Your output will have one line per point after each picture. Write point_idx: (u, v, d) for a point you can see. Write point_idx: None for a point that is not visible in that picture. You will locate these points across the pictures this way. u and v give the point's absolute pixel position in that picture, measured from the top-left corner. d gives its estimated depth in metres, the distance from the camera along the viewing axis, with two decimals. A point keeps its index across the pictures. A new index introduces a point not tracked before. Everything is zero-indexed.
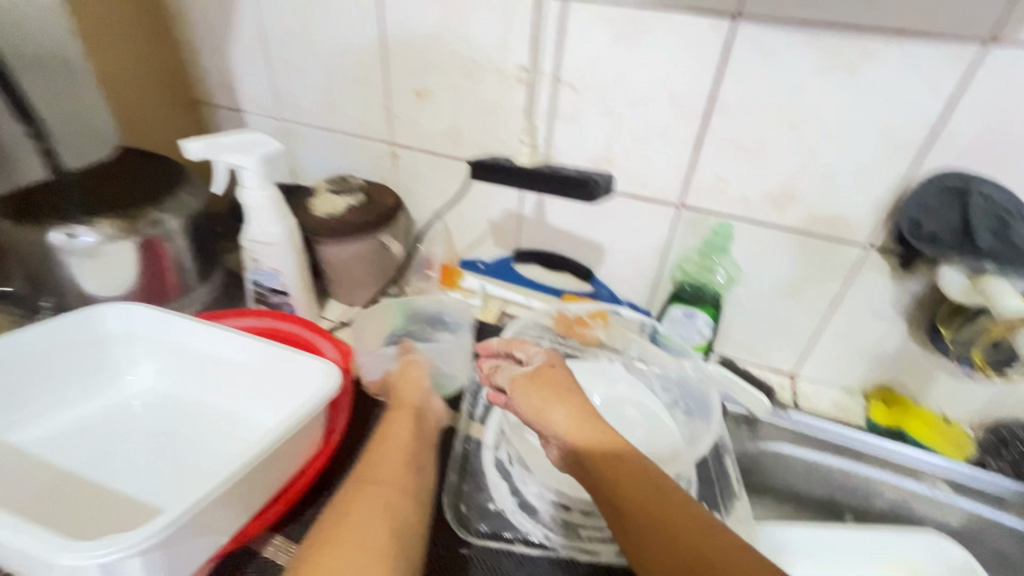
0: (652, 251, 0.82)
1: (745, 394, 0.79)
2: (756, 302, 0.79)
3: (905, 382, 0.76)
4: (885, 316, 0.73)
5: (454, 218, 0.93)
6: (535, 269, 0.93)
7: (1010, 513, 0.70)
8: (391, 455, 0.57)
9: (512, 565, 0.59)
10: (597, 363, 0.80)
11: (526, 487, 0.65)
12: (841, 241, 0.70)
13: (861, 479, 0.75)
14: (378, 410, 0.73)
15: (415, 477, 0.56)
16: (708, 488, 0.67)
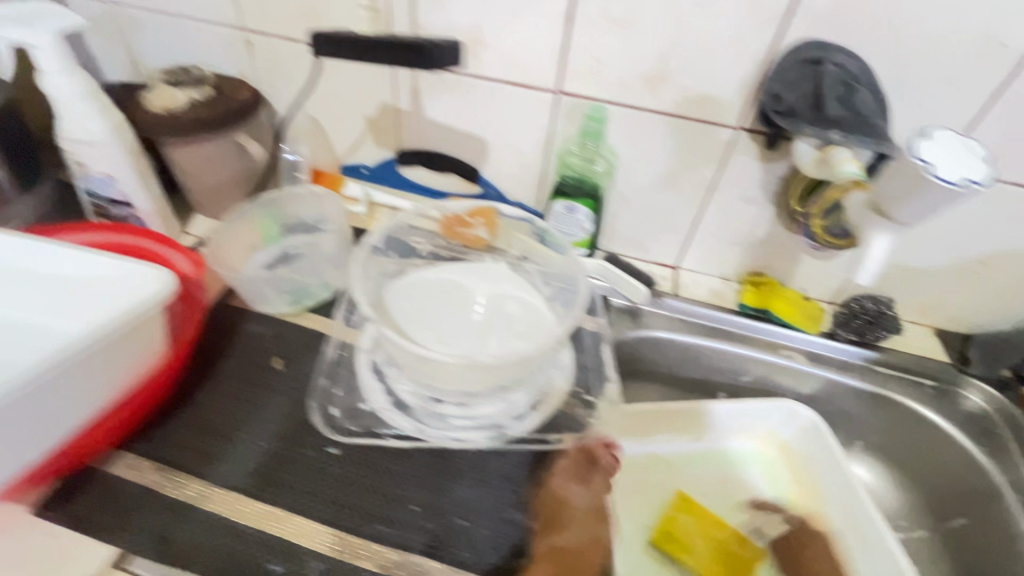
0: (534, 144, 0.78)
1: (626, 286, 0.79)
2: (637, 194, 0.78)
3: (774, 266, 0.80)
4: (755, 201, 0.74)
5: (327, 117, 0.84)
6: (420, 172, 0.87)
7: (854, 376, 0.77)
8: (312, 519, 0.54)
9: (381, 459, 0.59)
10: (481, 263, 0.78)
11: (399, 385, 0.64)
12: (713, 124, 0.69)
13: (730, 358, 0.80)
14: (245, 322, 0.69)
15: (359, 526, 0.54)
16: (584, 374, 0.70)
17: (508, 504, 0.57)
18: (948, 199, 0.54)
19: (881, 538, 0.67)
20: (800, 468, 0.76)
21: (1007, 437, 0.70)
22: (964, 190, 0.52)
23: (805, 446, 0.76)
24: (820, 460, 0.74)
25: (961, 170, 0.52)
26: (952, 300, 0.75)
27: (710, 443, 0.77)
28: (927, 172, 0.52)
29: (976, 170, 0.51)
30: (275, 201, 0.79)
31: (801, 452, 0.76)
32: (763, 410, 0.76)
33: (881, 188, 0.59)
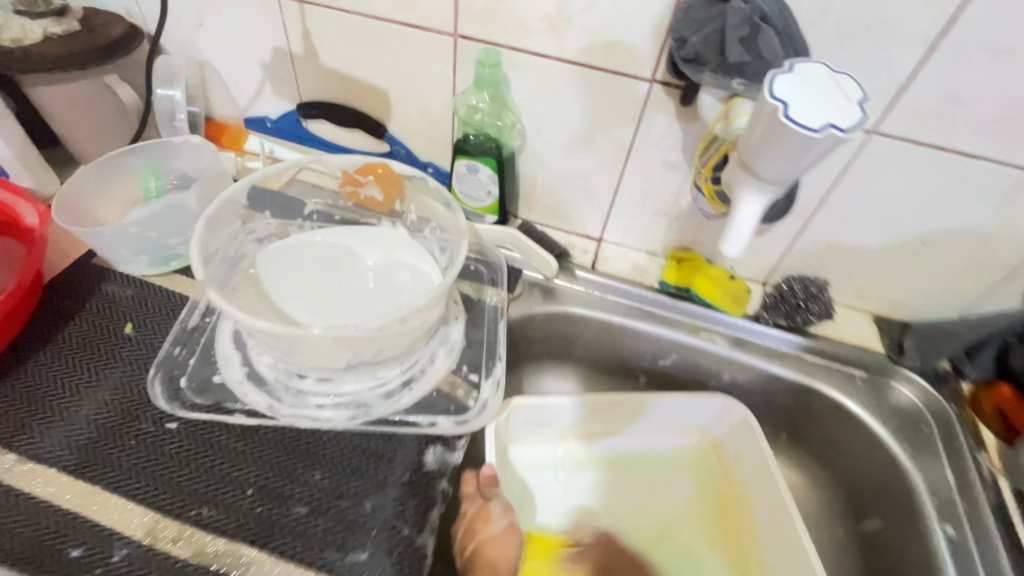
0: (438, 97, 0.70)
1: (536, 258, 0.73)
2: (552, 157, 0.70)
3: (701, 242, 0.72)
4: (677, 168, 0.66)
5: (220, 62, 0.76)
6: (324, 126, 0.80)
7: (778, 364, 0.70)
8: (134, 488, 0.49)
9: (227, 437, 0.54)
10: (377, 228, 0.71)
11: (257, 357, 0.58)
12: (625, 76, 0.60)
13: (651, 340, 0.73)
14: (105, 283, 0.63)
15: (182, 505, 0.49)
16: (473, 351, 0.64)
17: (359, 492, 0.52)
18: (804, 154, 0.37)
19: (800, 544, 0.62)
20: (731, 467, 0.72)
21: (933, 433, 0.64)
22: (824, 139, 0.35)
23: (736, 444, 0.72)
24: (749, 460, 0.70)
25: (825, 115, 0.36)
26: (891, 282, 0.68)
27: (637, 438, 0.74)
28: (776, 113, 0.36)
29: (843, 114, 0.36)
30: (155, 151, 0.71)
31: (732, 451, 0.72)
32: (692, 405, 0.72)
33: (744, 137, 0.41)
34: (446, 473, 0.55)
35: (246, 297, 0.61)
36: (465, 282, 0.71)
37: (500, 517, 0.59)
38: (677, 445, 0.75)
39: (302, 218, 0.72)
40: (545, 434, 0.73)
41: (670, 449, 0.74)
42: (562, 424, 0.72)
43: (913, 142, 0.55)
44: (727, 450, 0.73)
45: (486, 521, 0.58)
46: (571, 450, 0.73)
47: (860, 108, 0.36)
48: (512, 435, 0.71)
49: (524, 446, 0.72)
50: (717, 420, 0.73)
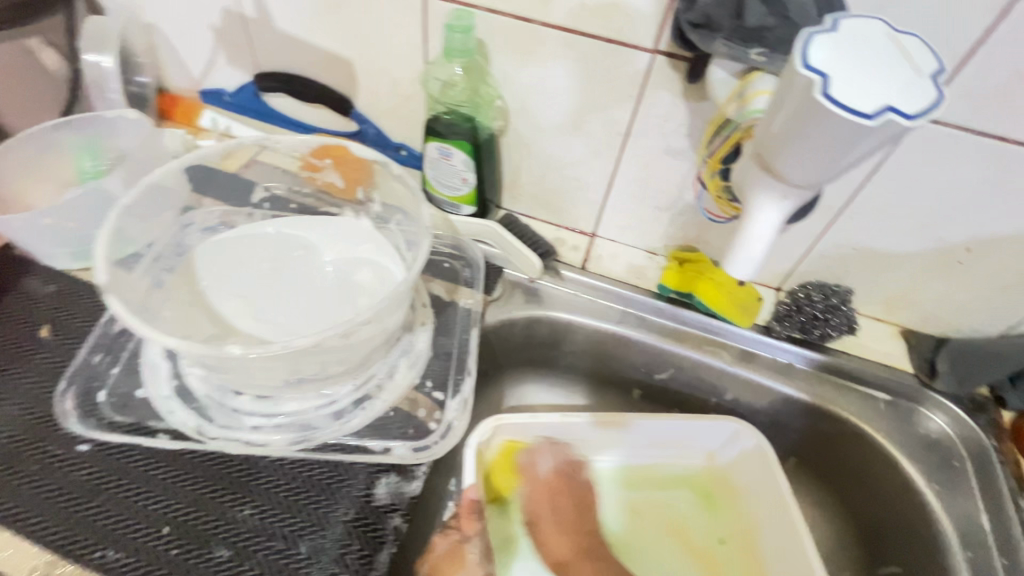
0: (408, 68, 0.61)
1: (518, 256, 0.65)
2: (538, 141, 0.61)
3: (708, 241, 0.63)
4: (681, 157, 0.57)
5: (166, 25, 0.67)
6: (286, 102, 0.71)
7: (789, 384, 0.62)
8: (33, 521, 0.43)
9: (146, 463, 0.47)
10: (338, 218, 0.62)
11: (189, 369, 0.50)
12: (623, 45, 0.50)
13: (647, 351, 0.65)
14: (26, 277, 0.56)
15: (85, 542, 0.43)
16: (441, 363, 0.56)
17: (296, 530, 0.45)
18: (845, 147, 0.28)
19: None
20: (743, 501, 0.64)
21: (966, 469, 0.56)
22: (878, 126, 0.26)
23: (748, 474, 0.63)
24: (764, 493, 0.62)
25: (881, 94, 0.27)
26: (926, 294, 0.59)
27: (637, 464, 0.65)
28: (812, 88, 0.27)
29: (900, 93, 0.27)
30: (89, 129, 0.63)
31: (745, 483, 0.64)
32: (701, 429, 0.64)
33: (763, 123, 0.32)
34: (400, 507, 0.48)
35: (181, 299, 0.53)
36: (436, 281, 0.62)
37: (476, 565, 0.53)
38: (682, 474, 0.66)
39: (252, 206, 0.64)
40: (539, 452, 0.64)
41: (674, 476, 0.66)
42: (556, 444, 0.64)
43: (967, 130, 0.46)
44: (738, 480, 0.64)
45: (458, 566, 0.53)
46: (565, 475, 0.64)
47: (934, 79, 0.27)
48: (498, 453, 0.63)
49: (511, 465, 0.64)
50: (730, 446, 0.65)
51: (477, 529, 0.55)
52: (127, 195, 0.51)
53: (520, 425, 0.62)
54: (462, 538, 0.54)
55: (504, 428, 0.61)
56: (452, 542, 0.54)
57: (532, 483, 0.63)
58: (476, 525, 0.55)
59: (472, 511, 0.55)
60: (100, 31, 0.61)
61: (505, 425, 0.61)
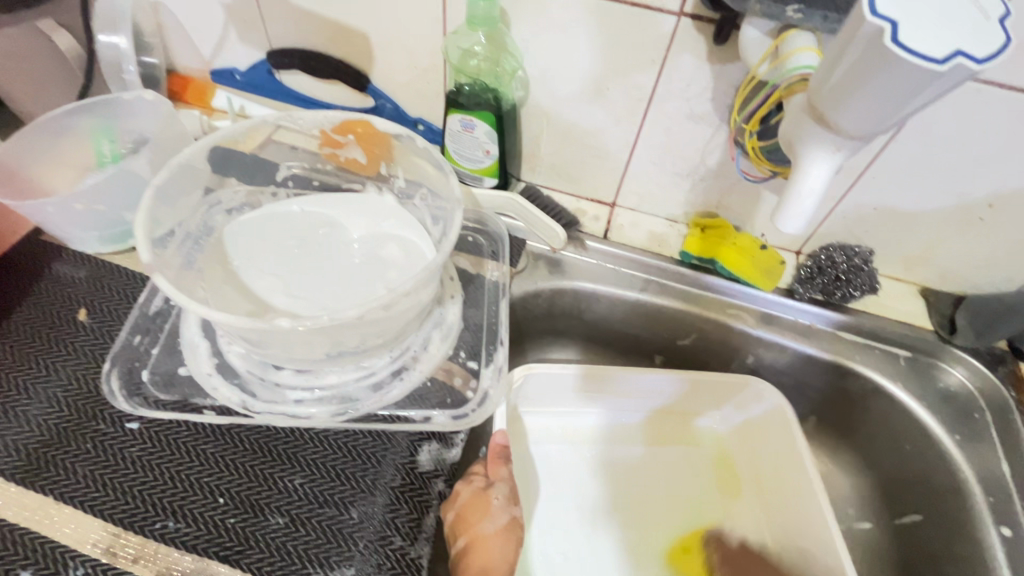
0: (426, 40, 0.60)
1: (541, 227, 0.65)
2: (560, 110, 0.61)
3: (729, 207, 0.64)
4: (705, 122, 0.57)
5: (175, 4, 0.66)
6: (300, 80, 0.70)
7: (812, 345, 0.63)
8: (92, 497, 0.44)
9: (195, 438, 0.48)
10: (363, 195, 0.63)
11: (228, 347, 0.51)
12: (648, 8, 0.50)
13: (670, 316, 0.66)
14: (58, 263, 0.56)
15: (146, 514, 0.44)
16: (472, 334, 0.57)
17: (345, 497, 0.47)
18: (911, 96, 0.28)
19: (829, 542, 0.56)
20: (757, 460, 0.66)
21: (985, 420, 0.58)
22: (947, 73, 0.26)
23: (766, 435, 0.65)
24: (779, 450, 0.64)
25: (950, 36, 0.27)
26: (945, 251, 0.60)
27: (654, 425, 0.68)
28: (883, 36, 0.26)
29: (969, 33, 0.27)
30: (105, 113, 0.63)
31: (760, 443, 0.66)
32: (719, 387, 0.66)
33: (818, 73, 0.32)
34: (443, 473, 0.50)
35: (213, 278, 0.54)
36: (462, 255, 0.63)
37: (500, 509, 0.51)
38: (699, 432, 0.68)
39: (275, 185, 0.64)
40: (564, 402, 0.67)
41: (690, 434, 0.68)
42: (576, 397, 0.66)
43: (995, 85, 0.46)
44: (755, 439, 0.66)
45: (484, 513, 0.50)
46: (582, 427, 0.67)
47: (1001, 22, 0.27)
48: (523, 399, 0.65)
49: (536, 414, 0.67)
50: (749, 405, 0.66)
51: (503, 475, 0.53)
52: (158, 175, 0.51)
53: (545, 377, 0.64)
54: (486, 486, 0.52)
55: (534, 376, 0.63)
56: (476, 489, 0.51)
57: (556, 436, 0.66)
58: (502, 471, 0.53)
59: (500, 457, 0.54)
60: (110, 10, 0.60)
61: (535, 373, 0.63)
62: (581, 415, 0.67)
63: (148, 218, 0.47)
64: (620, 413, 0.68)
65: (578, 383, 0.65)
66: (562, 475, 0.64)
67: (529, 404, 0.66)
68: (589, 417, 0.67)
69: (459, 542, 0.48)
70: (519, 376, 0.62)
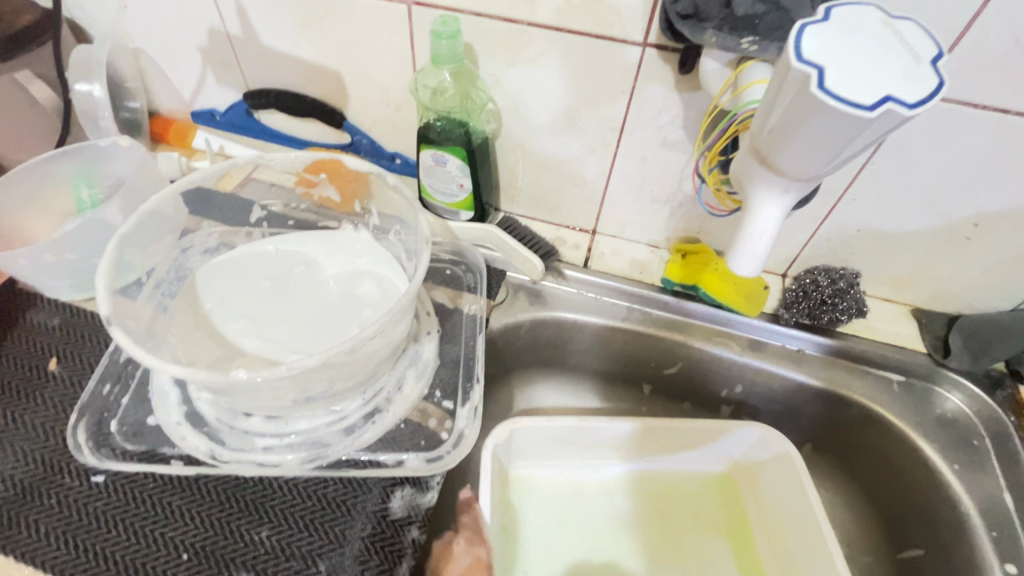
0: (397, 76, 0.60)
1: (519, 258, 0.64)
2: (533, 141, 0.61)
3: (710, 232, 0.63)
4: (679, 148, 0.56)
5: (153, 49, 0.67)
6: (278, 119, 0.70)
7: (801, 371, 0.61)
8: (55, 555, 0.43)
9: (162, 490, 0.47)
10: (338, 232, 0.62)
11: (197, 394, 0.50)
12: (612, 40, 0.50)
13: (655, 346, 0.64)
14: (32, 311, 0.56)
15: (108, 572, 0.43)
16: (448, 371, 0.55)
17: (314, 549, 0.46)
18: (845, 141, 0.28)
19: None
20: (764, 509, 0.63)
21: (985, 448, 0.56)
22: (877, 119, 0.26)
23: (774, 484, 0.62)
24: (787, 499, 0.61)
25: (881, 82, 0.26)
26: (934, 272, 0.58)
27: (652, 476, 0.66)
28: (809, 82, 0.26)
29: (901, 77, 0.26)
30: (84, 161, 0.63)
31: (766, 491, 0.63)
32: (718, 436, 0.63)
33: (759, 117, 0.32)
34: (416, 519, 0.48)
35: (184, 323, 0.53)
36: (440, 288, 0.62)
37: (462, 554, 0.50)
38: (699, 479, 0.66)
39: (250, 226, 0.64)
40: (562, 452, 0.65)
41: (692, 483, 0.66)
42: (567, 449, 0.65)
43: (967, 105, 0.45)
44: (762, 487, 0.64)
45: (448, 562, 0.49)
46: (573, 478, 0.65)
47: (934, 65, 0.26)
48: (514, 454, 0.64)
49: (529, 466, 0.65)
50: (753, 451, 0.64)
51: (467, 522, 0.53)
52: (125, 224, 0.51)
53: (536, 430, 0.62)
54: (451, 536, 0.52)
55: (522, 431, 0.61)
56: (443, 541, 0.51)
57: (552, 488, 0.64)
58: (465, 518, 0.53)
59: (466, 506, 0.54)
60: (86, 60, 0.61)
61: (524, 428, 0.61)
62: (582, 468, 0.65)
63: (113, 264, 0.47)
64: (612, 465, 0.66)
65: (569, 434, 0.63)
66: (560, 530, 0.62)
67: (520, 455, 0.64)
68: (589, 467, 0.66)
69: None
70: (506, 431, 0.61)
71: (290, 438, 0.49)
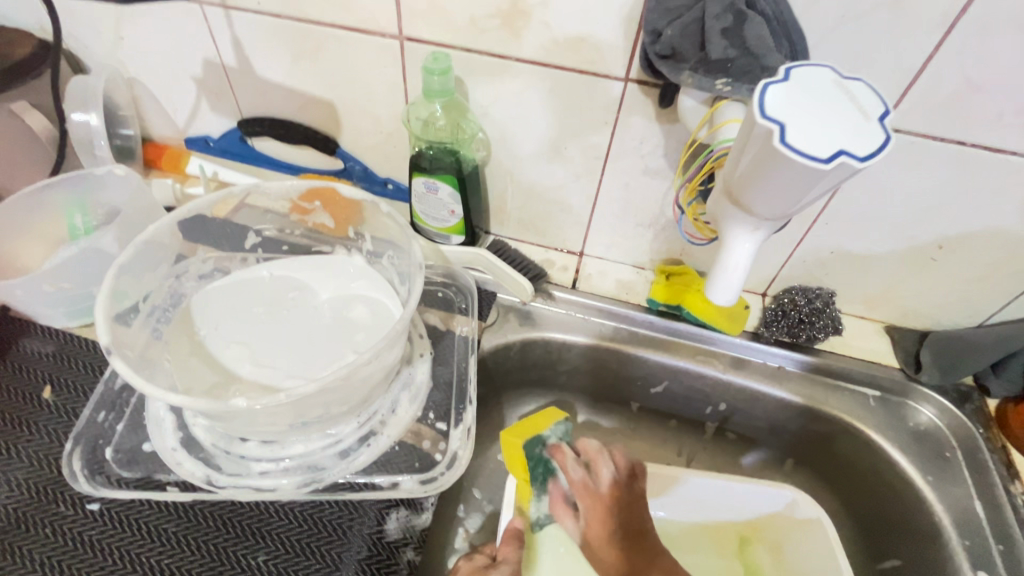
0: (390, 107, 0.62)
1: (509, 281, 0.66)
2: (521, 168, 0.63)
3: (692, 254, 0.65)
4: (660, 176, 0.58)
5: (149, 79, 0.68)
6: (272, 145, 0.72)
7: (782, 387, 0.63)
8: None
9: (157, 517, 0.47)
10: (332, 257, 0.63)
11: (193, 420, 0.50)
12: (596, 75, 0.52)
13: (642, 365, 0.66)
14: (24, 339, 0.56)
15: None
16: (441, 393, 0.57)
17: (310, 573, 0.46)
18: (805, 190, 0.30)
19: None
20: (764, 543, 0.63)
21: (957, 459, 0.58)
22: (832, 171, 0.28)
23: (798, 540, 0.61)
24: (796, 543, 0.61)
25: (836, 136, 0.29)
26: (904, 291, 0.61)
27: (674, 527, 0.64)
28: (772, 138, 0.28)
29: (854, 132, 0.29)
30: (77, 189, 0.64)
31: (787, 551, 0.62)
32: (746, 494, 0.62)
33: (731, 162, 0.34)
34: (411, 541, 0.49)
35: (180, 350, 0.54)
36: (432, 311, 0.63)
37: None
38: (721, 526, 0.64)
39: (245, 252, 0.65)
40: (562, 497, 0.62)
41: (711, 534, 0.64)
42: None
43: (927, 138, 0.48)
44: (781, 538, 0.63)
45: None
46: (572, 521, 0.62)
47: (880, 122, 0.29)
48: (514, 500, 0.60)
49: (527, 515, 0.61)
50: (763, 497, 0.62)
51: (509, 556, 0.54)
52: (122, 254, 0.52)
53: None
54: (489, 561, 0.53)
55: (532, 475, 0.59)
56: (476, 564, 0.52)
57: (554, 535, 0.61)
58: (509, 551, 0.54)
59: (513, 539, 0.55)
60: (83, 91, 0.62)
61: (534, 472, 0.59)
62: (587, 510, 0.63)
63: (111, 293, 0.49)
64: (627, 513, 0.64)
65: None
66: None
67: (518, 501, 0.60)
68: None
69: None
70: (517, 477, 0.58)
71: (286, 462, 0.49)
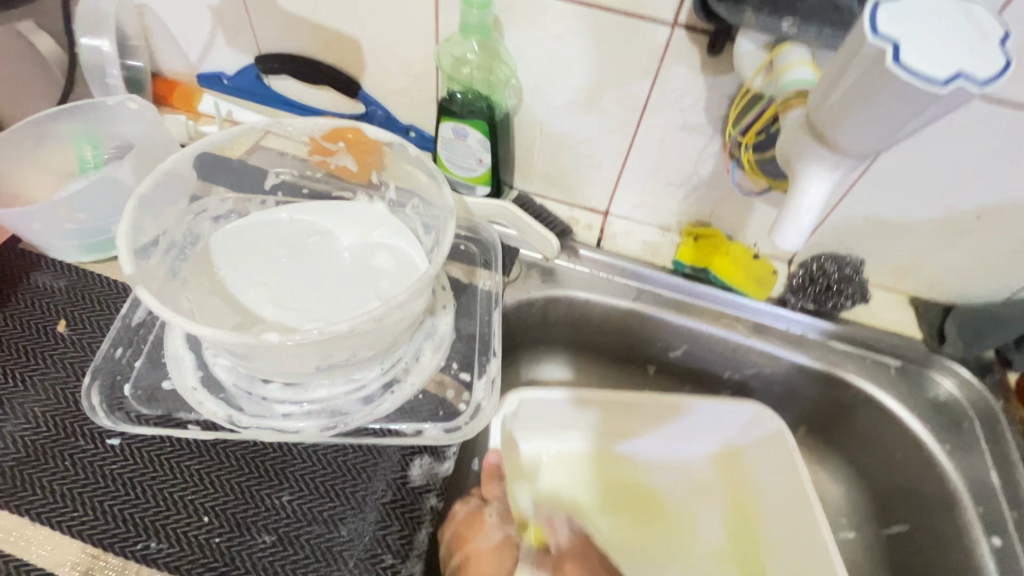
0: (418, 47, 0.59)
1: (534, 235, 0.65)
2: (552, 118, 0.61)
3: (722, 216, 0.63)
4: (698, 131, 0.56)
5: (162, 7, 0.64)
6: (290, 85, 0.69)
7: (802, 354, 0.63)
8: (72, 516, 0.43)
9: (180, 454, 0.47)
10: (353, 202, 0.61)
11: (214, 360, 0.49)
12: (641, 18, 0.50)
13: (662, 328, 0.66)
14: (36, 272, 0.55)
15: (126, 534, 0.43)
16: (464, 345, 0.56)
17: (335, 515, 0.46)
18: (909, 118, 0.29)
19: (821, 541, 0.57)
20: (747, 479, 0.66)
21: (974, 430, 0.59)
22: (948, 95, 0.27)
23: (765, 471, 0.65)
24: (778, 480, 0.64)
25: (955, 58, 0.27)
26: (934, 262, 0.60)
27: (640, 457, 0.67)
28: (885, 57, 0.27)
29: (974, 55, 0.27)
30: (84, 119, 0.61)
31: (757, 481, 0.66)
32: (712, 409, 0.65)
33: (817, 93, 0.33)
34: (435, 488, 0.49)
35: (198, 289, 0.53)
36: (454, 263, 0.62)
37: (494, 526, 0.51)
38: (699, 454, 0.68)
39: (264, 193, 0.63)
40: (561, 430, 0.66)
41: (678, 462, 0.67)
42: (571, 424, 0.66)
43: (980, 99, 0.46)
44: (754, 477, 0.66)
45: (480, 529, 0.50)
46: (571, 456, 0.66)
47: (1003, 47, 0.27)
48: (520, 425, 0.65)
49: (532, 442, 0.66)
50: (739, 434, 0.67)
51: (497, 493, 0.54)
52: (141, 185, 0.50)
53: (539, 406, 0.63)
54: (481, 503, 0.53)
55: (528, 402, 0.62)
56: (472, 506, 0.52)
57: (555, 465, 0.66)
58: (496, 489, 0.54)
59: (493, 475, 0.55)
60: (93, 14, 0.58)
61: (529, 399, 0.62)
62: (577, 444, 0.67)
63: (132, 226, 0.47)
64: (605, 442, 0.67)
65: (563, 413, 0.65)
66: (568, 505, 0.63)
67: (526, 427, 0.65)
68: (581, 443, 0.67)
69: (454, 559, 0.48)
70: (513, 403, 0.62)
71: (311, 406, 0.49)
